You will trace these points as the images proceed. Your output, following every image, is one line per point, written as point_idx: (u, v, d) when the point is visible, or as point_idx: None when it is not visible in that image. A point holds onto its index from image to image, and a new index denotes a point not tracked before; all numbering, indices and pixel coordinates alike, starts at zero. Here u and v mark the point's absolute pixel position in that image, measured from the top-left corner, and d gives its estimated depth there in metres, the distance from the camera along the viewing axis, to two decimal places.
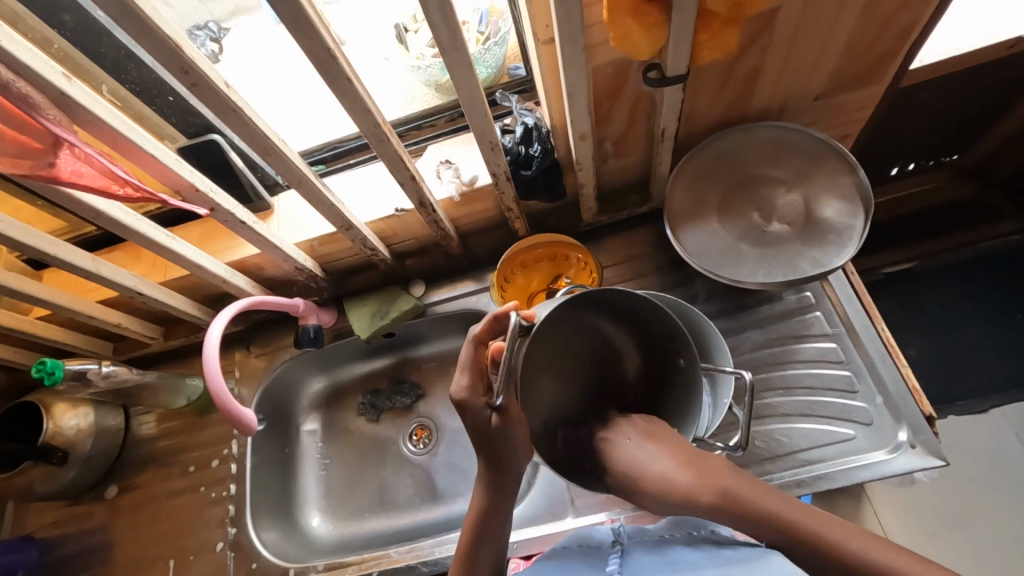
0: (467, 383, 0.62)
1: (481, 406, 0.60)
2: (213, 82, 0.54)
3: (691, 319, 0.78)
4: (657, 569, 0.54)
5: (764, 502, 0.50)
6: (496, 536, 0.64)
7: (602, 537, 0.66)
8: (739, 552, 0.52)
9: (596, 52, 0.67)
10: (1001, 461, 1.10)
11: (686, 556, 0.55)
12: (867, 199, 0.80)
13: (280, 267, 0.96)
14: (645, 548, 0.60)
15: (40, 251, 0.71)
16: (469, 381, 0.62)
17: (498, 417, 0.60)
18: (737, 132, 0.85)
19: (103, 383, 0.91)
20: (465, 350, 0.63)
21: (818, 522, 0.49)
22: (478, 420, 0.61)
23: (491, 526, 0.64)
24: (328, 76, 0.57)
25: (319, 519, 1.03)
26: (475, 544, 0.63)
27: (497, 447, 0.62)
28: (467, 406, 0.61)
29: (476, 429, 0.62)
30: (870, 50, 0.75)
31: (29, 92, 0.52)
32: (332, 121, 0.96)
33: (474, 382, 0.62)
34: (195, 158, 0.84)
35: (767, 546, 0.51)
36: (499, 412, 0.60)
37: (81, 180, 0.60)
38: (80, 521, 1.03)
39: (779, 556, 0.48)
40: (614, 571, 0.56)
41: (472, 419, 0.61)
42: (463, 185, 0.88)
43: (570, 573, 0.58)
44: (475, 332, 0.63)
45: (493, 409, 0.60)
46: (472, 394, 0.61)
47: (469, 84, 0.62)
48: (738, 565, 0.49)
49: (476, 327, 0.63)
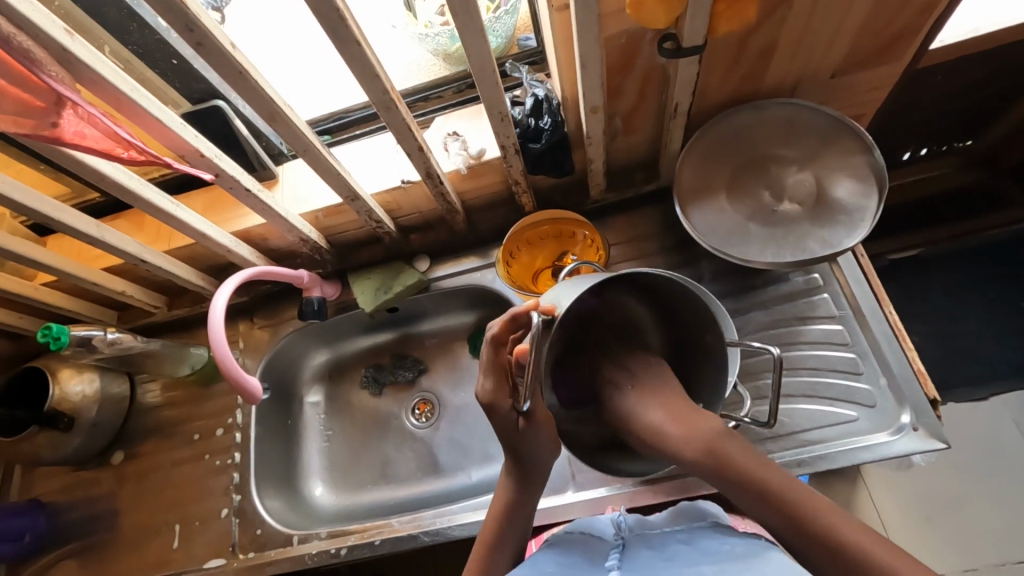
0: (490, 389, 0.60)
1: (508, 411, 0.60)
2: (219, 42, 0.53)
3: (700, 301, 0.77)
4: (655, 565, 0.55)
5: (758, 471, 0.50)
6: (516, 530, 0.66)
7: (603, 530, 0.67)
8: (738, 550, 0.52)
9: (611, 21, 0.65)
10: (999, 447, 1.10)
11: (685, 553, 0.56)
12: (881, 179, 0.79)
13: (284, 239, 0.95)
14: (645, 544, 0.61)
15: (44, 215, 0.70)
16: (492, 386, 0.61)
17: (525, 420, 0.60)
18: (749, 109, 0.83)
19: (108, 350, 0.92)
20: (483, 352, 0.61)
21: (800, 494, 0.49)
22: (502, 424, 0.61)
23: (513, 520, 0.66)
24: (336, 38, 0.55)
25: (321, 489, 1.05)
26: (499, 537, 0.66)
27: (521, 448, 0.62)
28: (493, 410, 0.60)
29: (504, 433, 0.62)
30: (891, 26, 0.73)
31: (30, 47, 0.51)
32: (337, 91, 0.95)
33: (498, 385, 0.60)
34: (199, 124, 0.83)
35: (770, 544, 0.52)
36: (525, 415, 0.60)
37: (84, 141, 0.59)
38: (86, 487, 1.04)
39: (779, 554, 0.49)
40: (614, 566, 0.57)
41: (498, 422, 0.61)
42: (470, 158, 0.87)
43: (571, 565, 0.59)
44: (492, 333, 0.61)
45: (520, 413, 0.60)
46: (496, 401, 0.60)
47: (481, 51, 0.61)
48: (735, 564, 0.49)
49: (493, 327, 0.61)
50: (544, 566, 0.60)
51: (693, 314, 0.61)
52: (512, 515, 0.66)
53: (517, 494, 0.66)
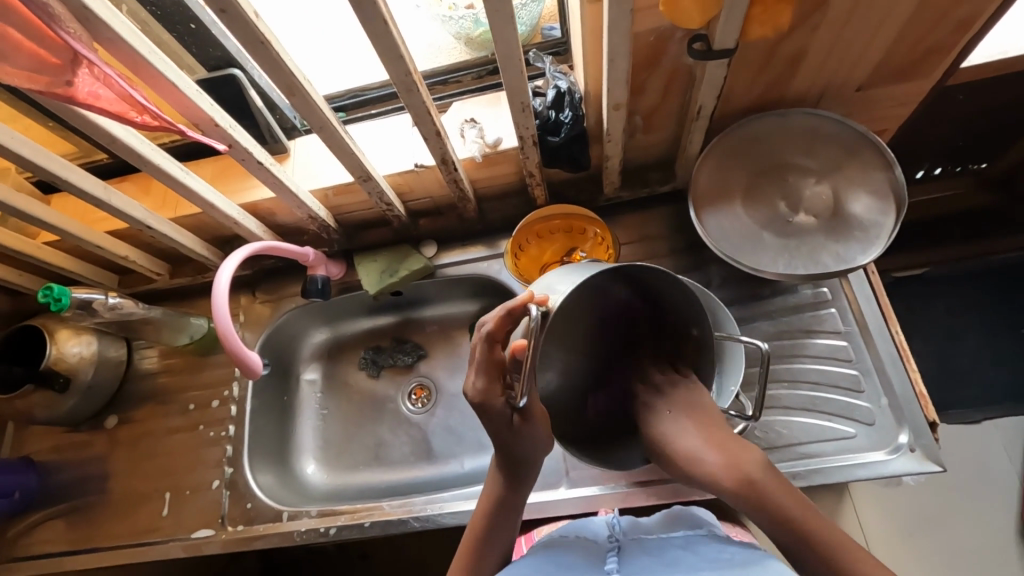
0: (482, 386, 0.58)
1: (503, 408, 0.57)
2: (243, 10, 0.52)
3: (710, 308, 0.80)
4: (655, 569, 0.57)
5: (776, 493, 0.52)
6: (505, 528, 0.67)
7: (597, 532, 0.70)
8: (736, 557, 0.55)
9: (642, 17, 0.64)
10: (988, 471, 1.11)
11: (683, 557, 0.58)
12: (899, 198, 0.78)
13: (292, 214, 0.94)
14: (641, 548, 0.63)
15: (52, 174, 0.69)
16: (485, 384, 0.58)
17: (520, 418, 0.58)
18: (772, 116, 0.82)
19: (109, 314, 0.91)
20: (475, 347, 0.58)
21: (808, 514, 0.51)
22: (493, 421, 0.58)
23: (502, 517, 0.66)
24: (363, 15, 0.54)
25: (314, 467, 1.05)
26: (488, 533, 0.66)
27: (513, 446, 0.60)
28: (485, 407, 0.58)
29: (495, 429, 0.59)
30: (923, 44, 0.72)
31: (49, 2, 0.49)
32: (355, 69, 0.93)
33: (491, 382, 0.58)
34: (214, 93, 0.82)
35: (766, 553, 0.55)
36: (521, 413, 0.58)
37: (98, 103, 0.58)
38: (78, 449, 1.04)
39: (777, 563, 0.52)
40: (614, 569, 0.59)
41: (491, 419, 0.58)
42: (486, 146, 0.85)
43: (571, 566, 0.60)
44: (486, 329, 0.58)
45: (515, 410, 0.58)
46: (490, 398, 0.58)
47: (508, 39, 0.59)
48: (735, 570, 0.52)
49: (487, 323, 0.58)
50: (543, 566, 0.60)
51: (686, 313, 0.62)
52: (500, 511, 0.66)
53: (506, 490, 0.66)
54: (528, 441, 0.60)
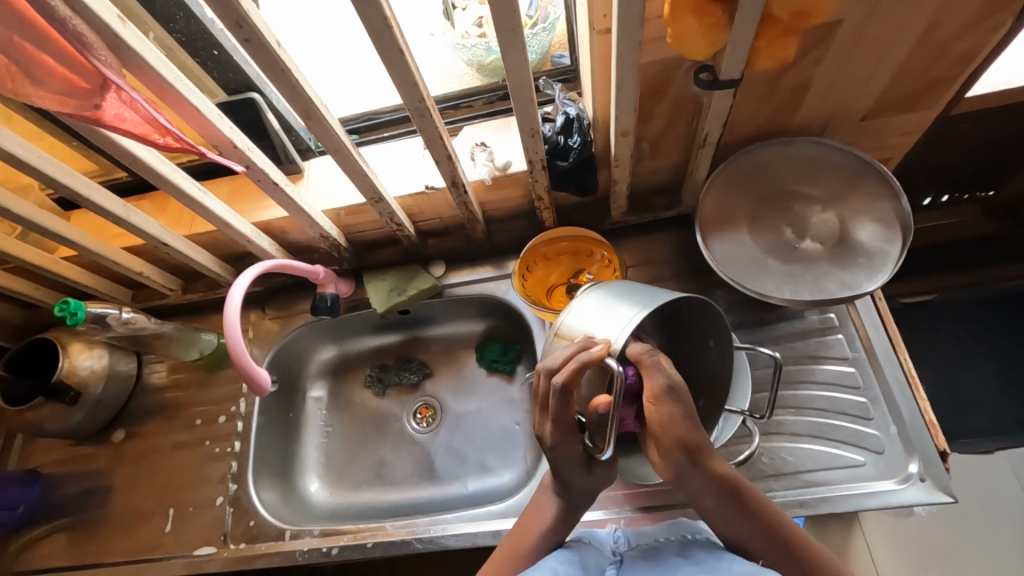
0: (560, 435, 0.58)
1: (582, 453, 0.60)
2: (265, 39, 0.54)
3: None
4: None
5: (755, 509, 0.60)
6: (533, 557, 0.66)
7: (600, 541, 0.70)
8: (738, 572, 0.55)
9: (650, 48, 0.66)
10: (1000, 503, 1.09)
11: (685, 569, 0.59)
12: (905, 226, 0.79)
13: (304, 233, 0.96)
14: (643, 561, 0.64)
15: (74, 192, 0.71)
16: (562, 436, 0.58)
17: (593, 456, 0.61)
18: (776, 144, 0.83)
19: (122, 329, 0.92)
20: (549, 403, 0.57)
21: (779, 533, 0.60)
22: (571, 462, 0.61)
23: (542, 545, 0.66)
24: (380, 45, 0.56)
25: (317, 485, 1.04)
26: (520, 558, 0.66)
27: (575, 480, 0.62)
28: (565, 452, 0.59)
29: (569, 469, 0.61)
30: (926, 76, 0.73)
31: (83, 31, 0.52)
32: (369, 93, 0.96)
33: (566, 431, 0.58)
34: (233, 115, 0.84)
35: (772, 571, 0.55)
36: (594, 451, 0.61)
37: (123, 125, 0.60)
38: (85, 462, 1.05)
39: None
40: None
41: (569, 462, 0.60)
42: (496, 169, 0.87)
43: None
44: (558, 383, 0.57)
45: (590, 450, 0.61)
46: (572, 447, 0.59)
47: (520, 68, 0.61)
48: None
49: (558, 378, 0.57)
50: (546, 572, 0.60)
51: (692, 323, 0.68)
52: (539, 545, 0.66)
53: (553, 526, 0.66)
54: (596, 477, 0.63)
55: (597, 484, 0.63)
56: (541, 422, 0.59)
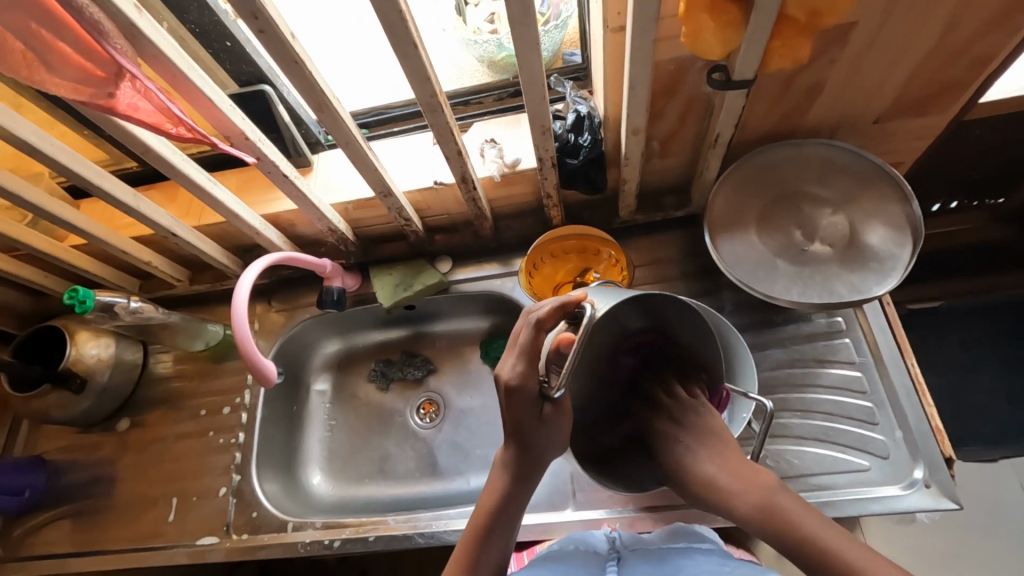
0: (521, 371, 0.57)
1: (535, 395, 0.56)
2: (280, 30, 0.54)
3: (722, 331, 0.80)
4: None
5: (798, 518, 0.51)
6: (501, 538, 0.63)
7: (597, 542, 0.71)
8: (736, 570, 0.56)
9: (663, 46, 0.66)
10: (1004, 512, 1.09)
11: (684, 566, 0.60)
12: (916, 230, 0.79)
13: (312, 226, 0.96)
14: (642, 559, 0.65)
15: (86, 180, 0.72)
16: (523, 371, 0.57)
17: (550, 407, 0.58)
18: (788, 145, 0.83)
19: (129, 318, 0.93)
20: (523, 333, 0.57)
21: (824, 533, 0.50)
22: (518, 407, 0.58)
23: (504, 518, 0.63)
24: (395, 39, 0.56)
25: (319, 478, 1.05)
26: (484, 534, 0.63)
27: (532, 436, 0.59)
28: (517, 393, 0.57)
29: (518, 416, 0.59)
30: (942, 79, 0.73)
31: (99, 19, 0.52)
32: (379, 88, 0.96)
33: (528, 372, 0.57)
34: (244, 107, 0.84)
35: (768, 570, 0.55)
36: (552, 402, 0.57)
37: (136, 114, 0.60)
38: (90, 450, 1.05)
39: None
40: None
41: (521, 407, 0.57)
42: (505, 166, 0.87)
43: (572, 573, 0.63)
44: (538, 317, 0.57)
45: (547, 399, 0.57)
46: (525, 385, 0.56)
47: (533, 64, 0.61)
48: None
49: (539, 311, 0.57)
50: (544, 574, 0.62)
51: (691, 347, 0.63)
52: (499, 518, 0.63)
53: (511, 492, 0.63)
54: (545, 432, 0.59)
55: (548, 439, 0.59)
56: (506, 359, 0.58)
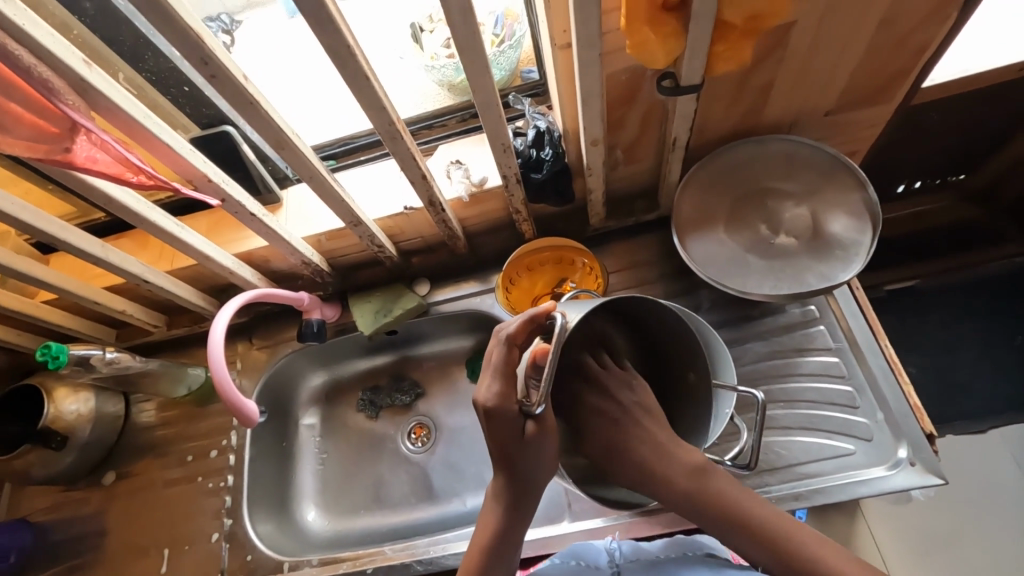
0: (499, 390, 0.57)
1: (516, 414, 0.57)
2: (232, 74, 0.55)
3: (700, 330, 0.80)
4: None
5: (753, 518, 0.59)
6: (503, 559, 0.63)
7: (597, 555, 0.73)
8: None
9: (612, 59, 0.68)
10: (997, 483, 1.10)
11: None
12: (875, 216, 0.81)
13: (286, 261, 0.96)
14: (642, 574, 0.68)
15: (50, 235, 0.71)
16: (500, 389, 0.58)
17: (533, 425, 0.58)
18: (745, 143, 0.85)
19: (106, 369, 0.91)
20: (495, 351, 0.59)
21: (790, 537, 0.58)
22: (504, 429, 0.58)
23: (503, 539, 0.62)
24: (346, 73, 0.57)
25: (314, 514, 1.03)
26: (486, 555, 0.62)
27: (519, 459, 0.59)
28: (500, 412, 0.57)
29: (505, 439, 0.58)
30: (883, 69, 0.75)
31: (49, 77, 0.52)
32: (343, 119, 0.97)
33: (506, 390, 0.58)
34: (207, 149, 0.84)
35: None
36: (535, 420, 0.58)
37: (96, 166, 0.60)
38: (75, 507, 1.03)
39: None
40: None
41: (503, 428, 0.57)
42: (472, 186, 0.88)
43: None
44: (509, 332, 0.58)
45: (528, 416, 0.58)
46: (507, 403, 0.57)
47: (485, 86, 0.63)
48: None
49: (510, 327, 0.59)
50: None
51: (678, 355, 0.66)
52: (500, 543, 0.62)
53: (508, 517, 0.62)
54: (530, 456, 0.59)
55: (538, 459, 0.59)
56: (482, 380, 0.59)
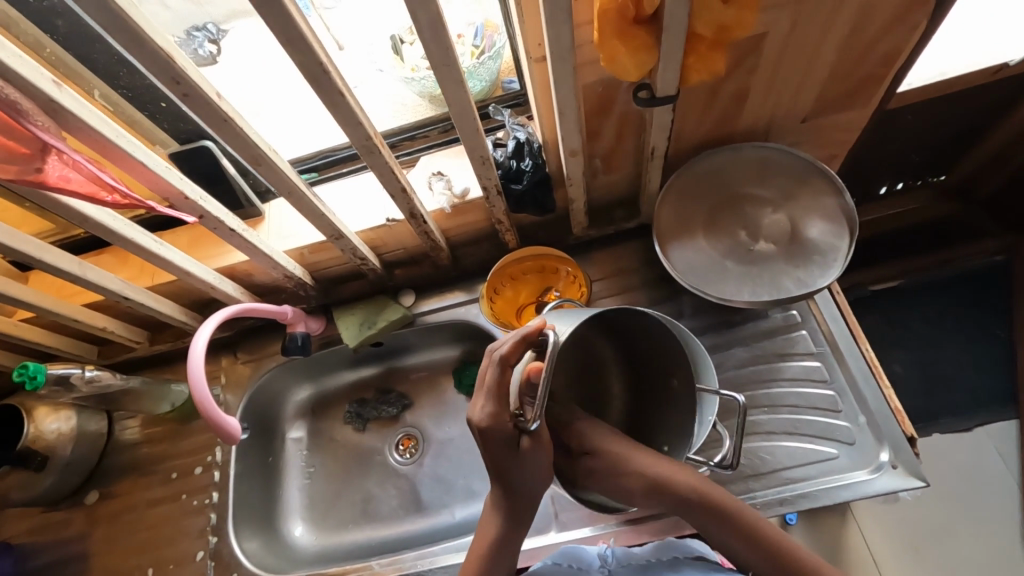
0: (492, 411, 0.57)
1: (512, 431, 0.57)
2: (204, 92, 0.55)
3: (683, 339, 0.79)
4: None
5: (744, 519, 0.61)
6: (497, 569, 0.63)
7: (590, 559, 0.73)
8: None
9: (587, 71, 0.68)
10: (982, 481, 1.11)
11: None
12: (852, 221, 0.82)
13: (268, 274, 0.96)
14: None
15: (24, 255, 0.70)
16: (494, 409, 0.57)
17: (528, 441, 0.58)
18: (724, 151, 0.86)
19: (87, 388, 0.90)
20: (488, 372, 0.58)
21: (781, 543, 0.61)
22: (499, 446, 0.58)
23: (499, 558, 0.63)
24: (321, 89, 0.57)
25: (302, 529, 1.02)
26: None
27: (513, 472, 0.60)
28: (496, 430, 0.57)
29: (500, 455, 0.58)
30: (856, 75, 0.76)
31: (17, 99, 0.52)
32: (325, 131, 0.97)
33: (499, 409, 0.57)
34: (186, 164, 0.84)
35: None
36: (530, 435, 0.58)
37: (69, 185, 0.60)
38: (58, 528, 1.01)
39: None
40: None
41: (498, 445, 0.58)
42: (454, 197, 0.88)
43: None
44: (502, 352, 0.57)
45: (523, 431, 0.58)
46: (502, 422, 0.57)
47: (461, 100, 0.63)
48: None
49: (502, 347, 0.58)
50: None
51: (661, 365, 0.66)
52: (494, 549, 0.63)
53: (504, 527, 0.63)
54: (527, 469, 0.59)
55: (533, 472, 0.59)
56: (475, 401, 0.59)
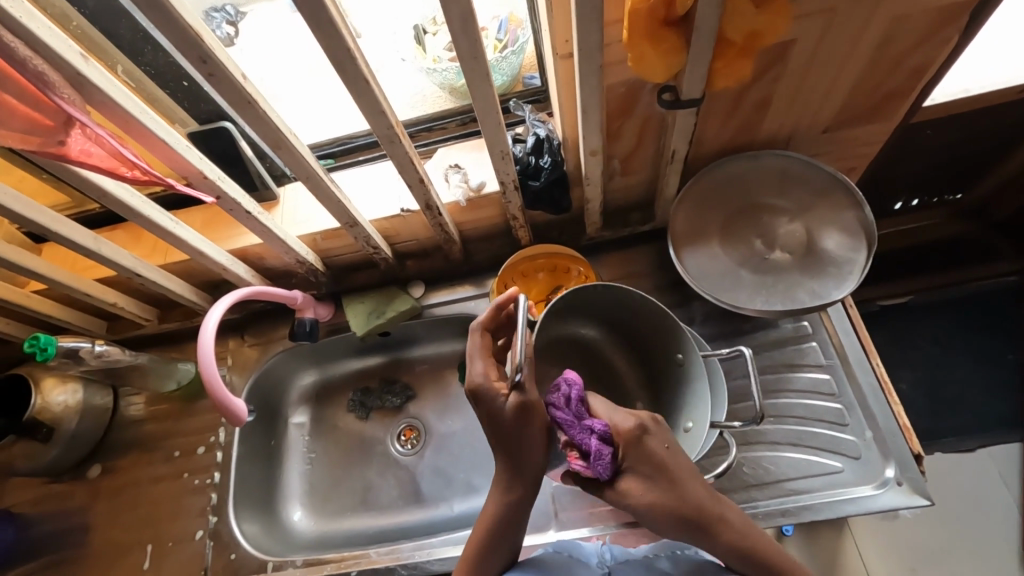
0: (484, 368, 0.59)
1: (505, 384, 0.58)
2: (230, 73, 0.55)
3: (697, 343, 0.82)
4: None
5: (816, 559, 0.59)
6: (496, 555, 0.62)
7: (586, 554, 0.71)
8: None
9: (612, 71, 0.68)
10: (983, 503, 1.10)
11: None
12: (870, 235, 0.81)
13: (280, 259, 0.96)
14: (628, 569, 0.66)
15: (42, 227, 0.71)
16: (483, 367, 0.59)
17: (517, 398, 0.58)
18: (744, 158, 0.85)
19: (95, 362, 0.91)
20: (472, 337, 0.62)
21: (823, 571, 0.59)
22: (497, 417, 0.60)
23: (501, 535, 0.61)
24: (346, 76, 0.57)
25: (301, 514, 1.03)
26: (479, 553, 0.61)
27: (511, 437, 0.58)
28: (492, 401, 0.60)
29: (490, 417, 0.58)
30: (884, 88, 0.76)
31: (45, 70, 0.52)
32: (343, 118, 0.96)
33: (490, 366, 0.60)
34: (204, 144, 0.84)
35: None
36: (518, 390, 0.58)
37: (90, 160, 0.60)
38: (59, 500, 1.02)
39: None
40: None
41: (490, 400, 0.58)
42: (470, 190, 0.88)
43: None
44: (480, 321, 0.64)
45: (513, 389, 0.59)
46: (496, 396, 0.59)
47: (485, 93, 0.63)
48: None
49: (480, 316, 0.65)
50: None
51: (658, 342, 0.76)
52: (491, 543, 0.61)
53: (505, 512, 0.60)
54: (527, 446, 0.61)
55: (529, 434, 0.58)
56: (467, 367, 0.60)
